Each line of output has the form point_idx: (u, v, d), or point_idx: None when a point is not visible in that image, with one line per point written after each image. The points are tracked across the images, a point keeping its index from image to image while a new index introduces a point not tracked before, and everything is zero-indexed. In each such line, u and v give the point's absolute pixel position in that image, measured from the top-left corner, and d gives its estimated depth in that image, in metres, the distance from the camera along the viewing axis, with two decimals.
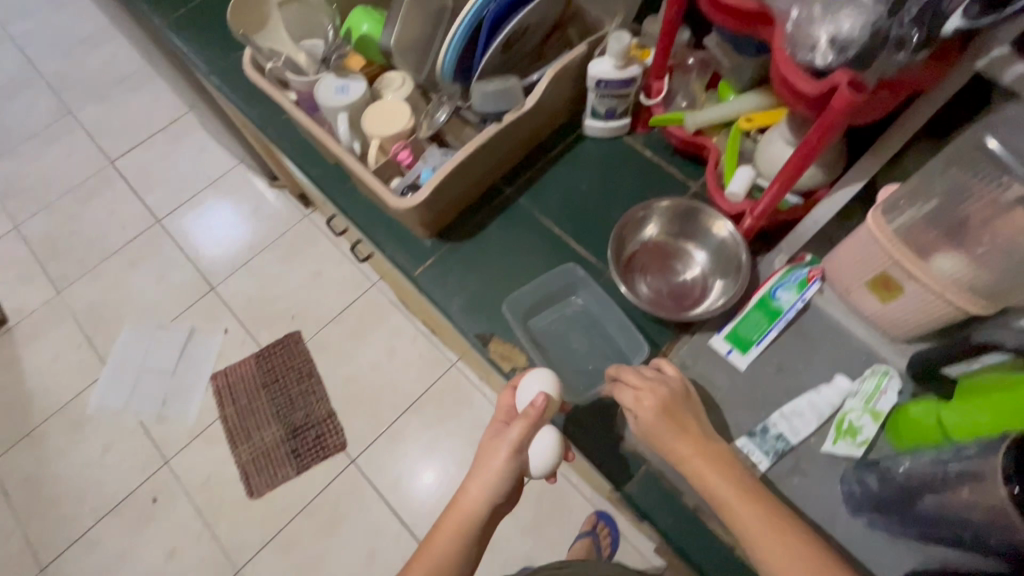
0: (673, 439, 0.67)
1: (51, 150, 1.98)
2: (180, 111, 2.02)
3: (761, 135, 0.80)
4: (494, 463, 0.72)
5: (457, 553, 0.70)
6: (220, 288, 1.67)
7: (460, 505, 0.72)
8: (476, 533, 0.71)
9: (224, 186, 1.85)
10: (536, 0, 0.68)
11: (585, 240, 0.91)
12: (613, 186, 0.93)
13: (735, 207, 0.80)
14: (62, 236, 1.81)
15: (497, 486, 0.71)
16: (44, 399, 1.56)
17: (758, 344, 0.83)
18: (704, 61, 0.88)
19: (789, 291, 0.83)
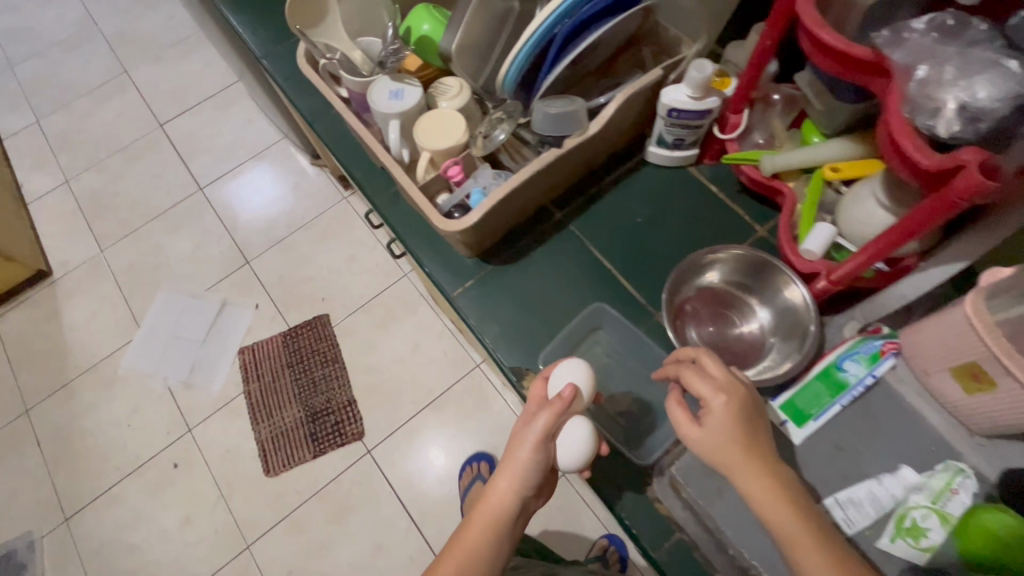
0: (739, 453, 0.60)
1: (104, 107, 2.01)
2: (231, 79, 2.02)
3: (846, 187, 0.74)
4: (519, 456, 0.69)
5: (490, 545, 0.69)
6: (255, 262, 1.68)
7: (489, 500, 0.70)
8: (508, 526, 0.70)
9: (267, 161, 1.85)
10: (615, 19, 0.64)
11: (634, 273, 0.87)
12: (670, 220, 0.88)
13: (809, 265, 0.74)
14: (108, 195, 1.84)
15: (526, 476, 0.69)
16: (80, 354, 1.60)
17: (816, 419, 0.76)
18: (791, 97, 0.83)
19: (859, 363, 0.76)
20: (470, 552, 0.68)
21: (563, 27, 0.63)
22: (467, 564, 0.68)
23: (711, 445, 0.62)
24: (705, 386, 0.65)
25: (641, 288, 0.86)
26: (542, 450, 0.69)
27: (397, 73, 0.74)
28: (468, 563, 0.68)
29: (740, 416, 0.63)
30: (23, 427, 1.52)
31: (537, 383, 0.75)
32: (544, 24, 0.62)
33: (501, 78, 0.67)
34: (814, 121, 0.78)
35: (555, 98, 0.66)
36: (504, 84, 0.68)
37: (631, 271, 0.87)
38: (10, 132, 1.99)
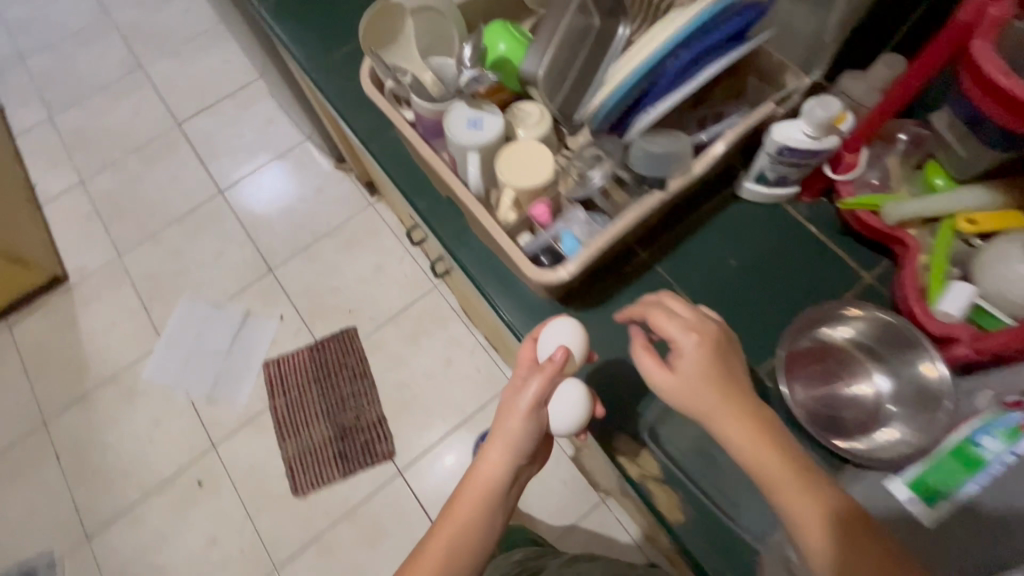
0: (717, 398, 0.54)
1: (119, 104, 1.94)
2: (251, 76, 1.95)
3: (984, 242, 0.66)
4: (508, 426, 0.62)
5: (484, 519, 0.63)
6: (279, 271, 1.63)
7: (480, 474, 0.63)
8: (503, 498, 0.64)
9: (289, 163, 1.78)
10: (734, 56, 0.55)
11: (722, 316, 0.73)
12: (764, 254, 0.75)
13: (943, 330, 0.63)
14: (125, 197, 1.78)
15: (519, 448, 0.62)
16: (99, 364, 1.55)
17: (950, 499, 0.52)
18: (919, 136, 0.73)
19: (997, 439, 0.53)
20: (461, 526, 0.63)
21: (672, 63, 0.55)
22: (460, 541, 0.62)
23: (683, 391, 0.55)
24: (674, 326, 0.58)
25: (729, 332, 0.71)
26: (538, 417, 0.63)
27: (473, 97, 0.65)
28: (462, 538, 0.62)
29: (716, 359, 0.56)
30: (41, 439, 1.48)
31: (526, 346, 0.67)
32: (648, 60, 0.54)
33: (594, 110, 0.58)
34: (939, 162, 0.70)
35: (656, 135, 0.58)
36: (596, 116, 0.59)
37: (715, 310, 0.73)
38: (21, 128, 1.92)
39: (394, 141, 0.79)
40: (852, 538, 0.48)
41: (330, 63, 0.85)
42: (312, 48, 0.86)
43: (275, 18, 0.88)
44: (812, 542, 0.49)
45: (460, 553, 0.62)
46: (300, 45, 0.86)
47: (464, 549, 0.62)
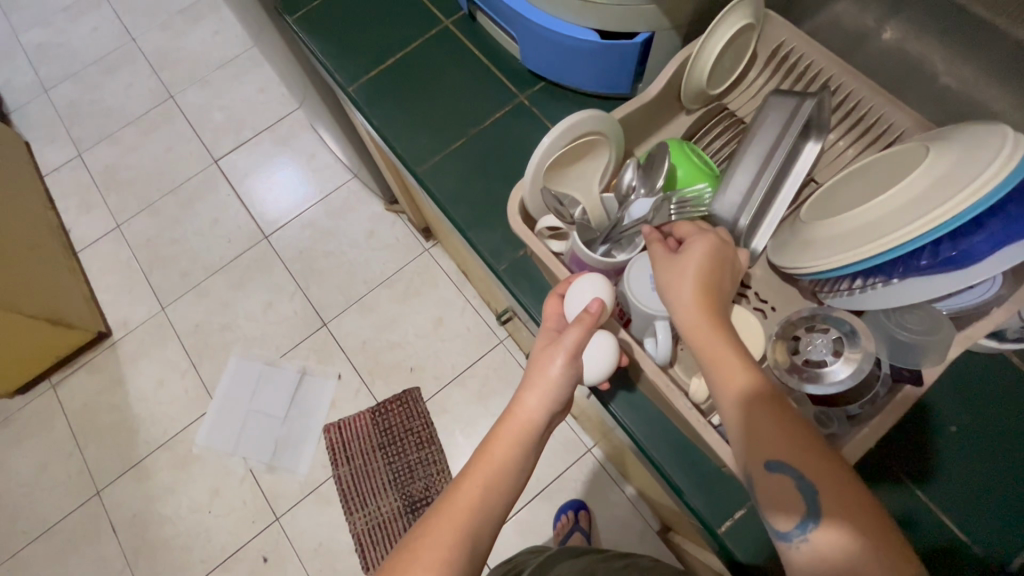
0: (697, 288, 0.48)
1: (152, 139, 1.83)
2: (288, 107, 1.83)
3: None
4: (550, 371, 0.53)
5: (514, 473, 0.52)
6: (333, 324, 1.53)
7: (513, 421, 0.53)
8: (534, 450, 0.54)
9: (336, 204, 1.67)
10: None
11: (966, 510, 0.54)
12: (1006, 418, 0.56)
13: None
14: (163, 244, 1.69)
15: (560, 393, 0.53)
16: (150, 428, 1.48)
17: None
18: None
19: None
20: (493, 482, 0.51)
21: (946, 249, 0.43)
22: (489, 497, 0.51)
23: (676, 273, 0.49)
24: (687, 225, 0.52)
25: (977, 526, 0.53)
26: (576, 368, 0.53)
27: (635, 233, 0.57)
28: (489, 493, 0.51)
29: (718, 262, 0.50)
30: (96, 511, 1.41)
31: (551, 302, 0.56)
32: (908, 242, 0.43)
33: (817, 268, 0.49)
34: None
35: (906, 317, 0.49)
36: (820, 272, 0.49)
37: (949, 495, 0.54)
38: (50, 167, 1.81)
39: (521, 263, 0.68)
40: (775, 412, 0.43)
41: (435, 160, 0.74)
42: (413, 141, 0.75)
43: (367, 104, 0.77)
44: (735, 414, 0.44)
45: (487, 514, 0.50)
46: (397, 137, 0.75)
47: (490, 508, 0.50)
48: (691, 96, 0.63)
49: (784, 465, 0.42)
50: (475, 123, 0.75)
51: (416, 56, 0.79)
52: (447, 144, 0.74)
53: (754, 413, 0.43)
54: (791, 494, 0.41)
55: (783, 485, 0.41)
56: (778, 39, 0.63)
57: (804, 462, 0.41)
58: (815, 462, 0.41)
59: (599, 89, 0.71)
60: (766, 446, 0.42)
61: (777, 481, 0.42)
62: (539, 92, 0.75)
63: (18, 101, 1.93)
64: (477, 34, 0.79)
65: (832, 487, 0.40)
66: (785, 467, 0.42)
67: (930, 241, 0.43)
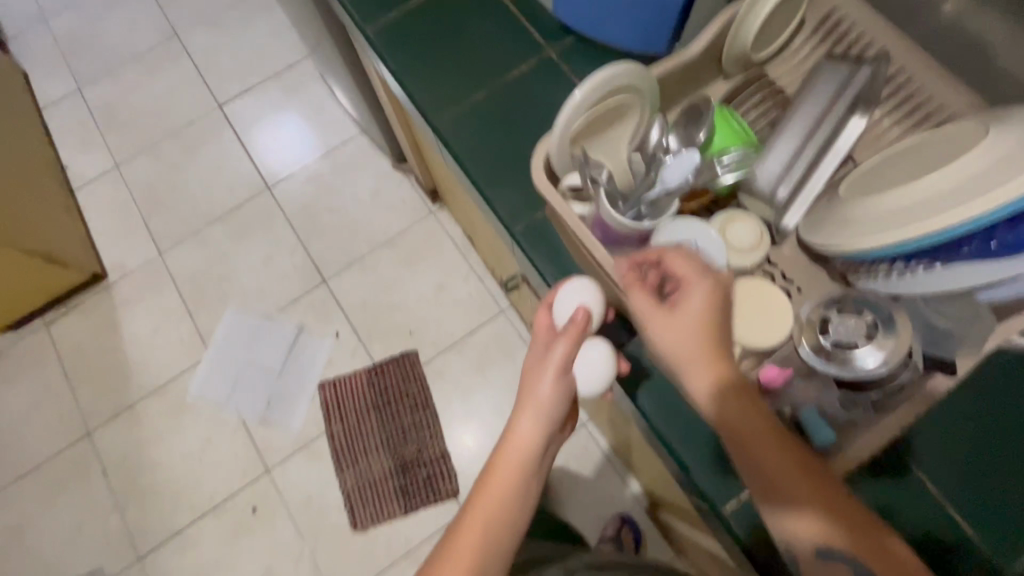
0: (698, 349, 0.46)
1: (154, 79, 1.77)
2: (298, 55, 1.76)
3: None
4: (541, 391, 0.55)
5: (519, 500, 0.55)
6: (333, 282, 1.51)
7: (510, 449, 0.55)
8: (538, 471, 0.56)
9: (341, 161, 1.63)
10: None
11: (981, 511, 0.54)
12: None
13: None
14: (163, 189, 1.64)
15: (555, 411, 0.56)
16: (144, 374, 1.46)
17: None
18: None
19: None
20: (498, 510, 0.54)
21: (1001, 235, 0.41)
22: (495, 529, 0.53)
23: (679, 337, 0.47)
24: (683, 262, 0.48)
25: (992, 525, 0.54)
26: (568, 382, 0.56)
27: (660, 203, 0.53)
28: (495, 528, 0.53)
29: (718, 304, 0.48)
30: (86, 451, 1.41)
31: (540, 315, 0.59)
32: (964, 226, 0.41)
33: (860, 247, 0.46)
34: None
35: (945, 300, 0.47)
36: (861, 253, 0.47)
37: (966, 490, 0.55)
38: (49, 100, 1.76)
39: (539, 227, 0.65)
40: (802, 479, 0.44)
41: (456, 112, 0.70)
42: (433, 91, 0.71)
43: (385, 47, 0.73)
44: (761, 483, 0.45)
45: (499, 545, 0.53)
46: (416, 85, 0.71)
47: (499, 533, 0.54)
48: (732, 60, 0.60)
49: (818, 532, 0.43)
50: (500, 75, 0.71)
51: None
52: (467, 96, 0.71)
53: (778, 481, 0.44)
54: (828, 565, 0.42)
55: (818, 553, 0.43)
56: (830, 6, 0.59)
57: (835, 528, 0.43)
58: (847, 524, 0.43)
59: (633, 47, 0.67)
60: (798, 513, 0.44)
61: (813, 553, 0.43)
62: (569, 48, 0.71)
63: (16, 29, 1.85)
64: None
65: (869, 551, 0.42)
66: (816, 534, 0.43)
67: (986, 225, 0.41)
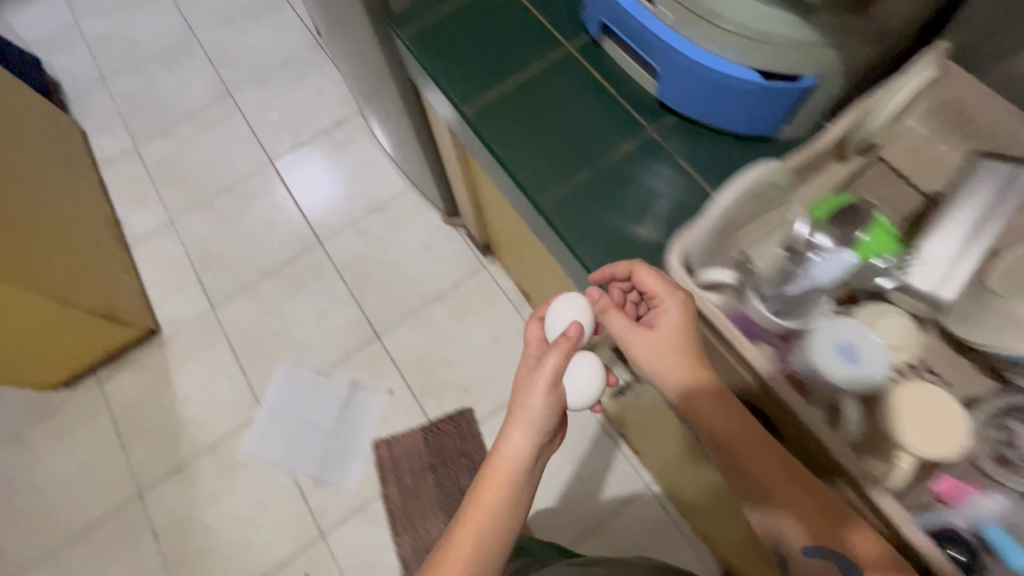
0: (672, 359, 0.54)
1: (208, 136, 1.82)
2: (348, 111, 1.81)
3: None
4: (531, 406, 0.62)
5: (508, 510, 0.62)
6: (386, 337, 1.50)
7: (503, 456, 0.62)
8: (528, 478, 0.63)
9: (392, 214, 1.64)
10: None
11: None
12: None
13: None
14: (216, 243, 1.66)
15: (542, 424, 0.62)
16: (196, 432, 1.45)
17: None
18: None
19: None
20: (490, 516, 0.61)
21: None
22: (486, 534, 0.61)
23: (655, 349, 0.55)
24: (655, 282, 0.54)
25: None
26: (556, 395, 0.62)
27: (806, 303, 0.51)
28: (485, 532, 0.60)
29: (689, 316, 0.54)
30: (137, 513, 1.38)
31: (534, 329, 0.67)
32: None
33: None
34: None
35: None
36: None
37: None
38: (106, 157, 1.81)
39: None
40: (774, 470, 0.51)
41: (560, 193, 0.71)
42: (537, 172, 0.72)
43: (487, 127, 0.74)
44: (734, 469, 0.53)
45: (490, 545, 0.61)
46: (520, 166, 0.73)
47: (490, 535, 0.61)
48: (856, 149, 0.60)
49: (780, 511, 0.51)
50: (604, 155, 0.72)
51: (536, 81, 0.76)
52: (572, 178, 0.72)
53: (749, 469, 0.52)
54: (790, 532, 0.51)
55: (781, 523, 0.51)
56: (951, 97, 0.60)
57: (801, 512, 0.50)
58: (808, 506, 0.50)
59: (741, 129, 0.68)
60: (770, 498, 0.51)
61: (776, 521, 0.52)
62: (671, 128, 0.73)
63: (76, 90, 1.92)
64: (603, 62, 0.76)
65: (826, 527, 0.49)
66: (778, 511, 0.51)
67: None
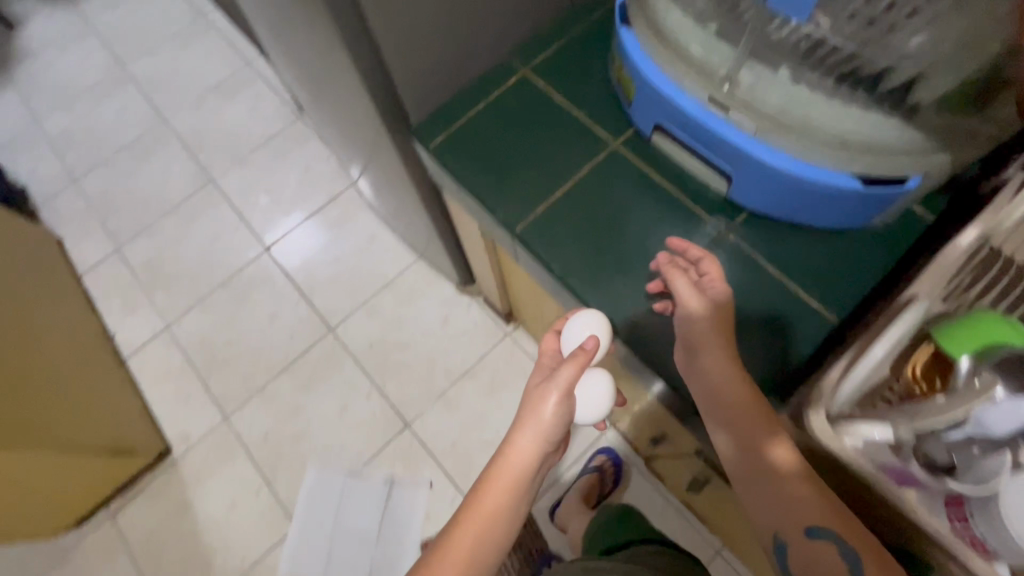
0: (721, 329, 0.59)
1: (194, 228, 1.72)
2: (341, 184, 1.73)
3: None
4: (541, 414, 0.62)
5: (509, 510, 0.65)
6: (417, 424, 1.42)
7: (512, 460, 0.64)
8: (532, 481, 0.65)
9: (403, 290, 1.57)
10: None
11: None
12: None
13: None
14: (219, 345, 1.56)
15: (550, 432, 0.63)
16: (226, 558, 1.34)
17: None
18: None
19: None
20: (490, 514, 0.64)
21: None
22: (487, 530, 0.63)
23: (704, 317, 0.60)
24: (710, 263, 0.63)
25: None
26: (566, 405, 0.63)
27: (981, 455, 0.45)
28: (487, 532, 0.64)
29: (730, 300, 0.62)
30: None
31: (550, 339, 0.69)
32: None
33: None
34: None
35: None
36: None
37: None
38: (87, 264, 1.69)
39: None
40: (788, 456, 0.55)
41: (636, 311, 0.66)
42: (609, 290, 0.67)
43: (545, 248, 0.69)
44: (749, 446, 0.57)
45: (490, 541, 0.64)
46: (588, 287, 0.68)
47: (492, 531, 0.64)
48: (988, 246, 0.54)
49: (788, 492, 0.54)
50: None
51: (593, 184, 0.71)
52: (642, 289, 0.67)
53: (763, 449, 0.56)
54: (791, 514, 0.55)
55: (789, 501, 0.54)
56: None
57: (811, 501, 0.53)
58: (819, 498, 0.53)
59: (828, 224, 0.64)
60: (777, 480, 0.55)
61: (773, 500, 0.56)
62: (744, 225, 0.67)
63: (46, 195, 1.81)
64: (655, 156, 0.71)
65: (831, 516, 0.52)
66: (781, 491, 0.55)
67: None
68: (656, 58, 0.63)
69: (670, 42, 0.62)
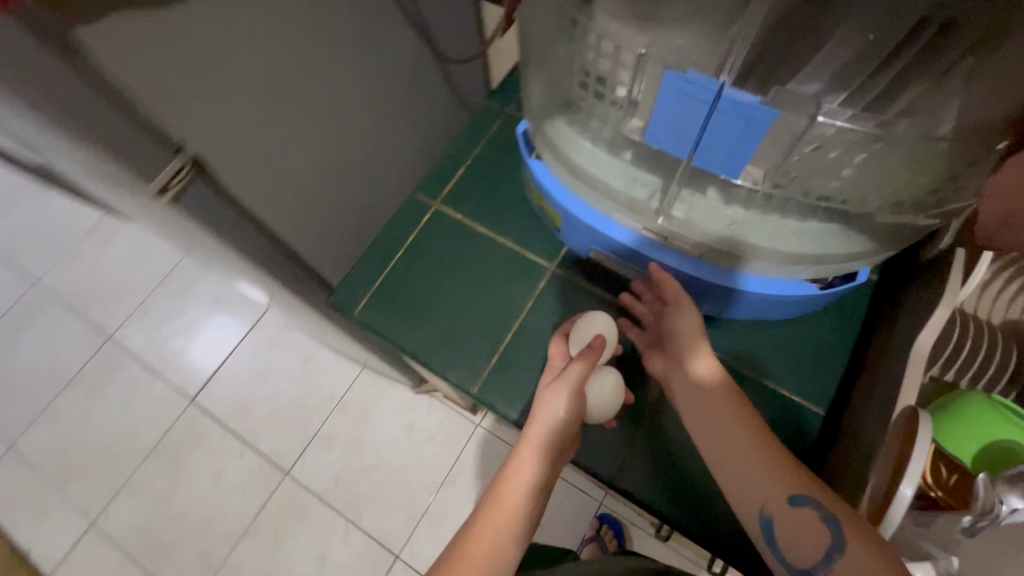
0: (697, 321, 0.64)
1: (101, 398, 1.51)
2: (259, 308, 1.57)
3: None
4: (554, 407, 0.61)
5: (522, 512, 0.57)
6: (406, 553, 1.30)
7: (521, 458, 0.60)
8: (542, 483, 0.60)
9: (356, 408, 1.44)
10: None
11: None
12: None
13: None
14: (161, 526, 1.37)
15: (564, 426, 0.61)
16: None
17: None
18: None
19: None
20: (505, 513, 0.57)
21: None
22: (503, 526, 0.56)
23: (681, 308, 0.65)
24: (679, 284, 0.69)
25: None
26: (575, 401, 0.62)
27: None
28: (500, 534, 0.56)
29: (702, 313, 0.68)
30: None
31: (558, 340, 0.68)
32: None
33: None
34: None
35: None
36: None
37: None
38: None
39: None
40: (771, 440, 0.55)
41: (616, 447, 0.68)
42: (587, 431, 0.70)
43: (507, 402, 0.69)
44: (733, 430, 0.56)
45: (502, 542, 0.55)
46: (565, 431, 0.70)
47: (503, 529, 0.56)
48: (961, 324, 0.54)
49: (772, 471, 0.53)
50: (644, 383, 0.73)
51: (539, 319, 0.73)
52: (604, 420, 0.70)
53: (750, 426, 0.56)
54: (782, 494, 0.52)
55: (782, 478, 0.53)
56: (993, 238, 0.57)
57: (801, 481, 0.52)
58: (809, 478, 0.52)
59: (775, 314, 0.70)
60: (766, 464, 0.54)
61: (764, 484, 0.53)
62: None
63: None
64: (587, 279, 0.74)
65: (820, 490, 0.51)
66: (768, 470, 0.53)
67: None
68: (589, 201, 0.65)
69: (590, 180, 0.63)
